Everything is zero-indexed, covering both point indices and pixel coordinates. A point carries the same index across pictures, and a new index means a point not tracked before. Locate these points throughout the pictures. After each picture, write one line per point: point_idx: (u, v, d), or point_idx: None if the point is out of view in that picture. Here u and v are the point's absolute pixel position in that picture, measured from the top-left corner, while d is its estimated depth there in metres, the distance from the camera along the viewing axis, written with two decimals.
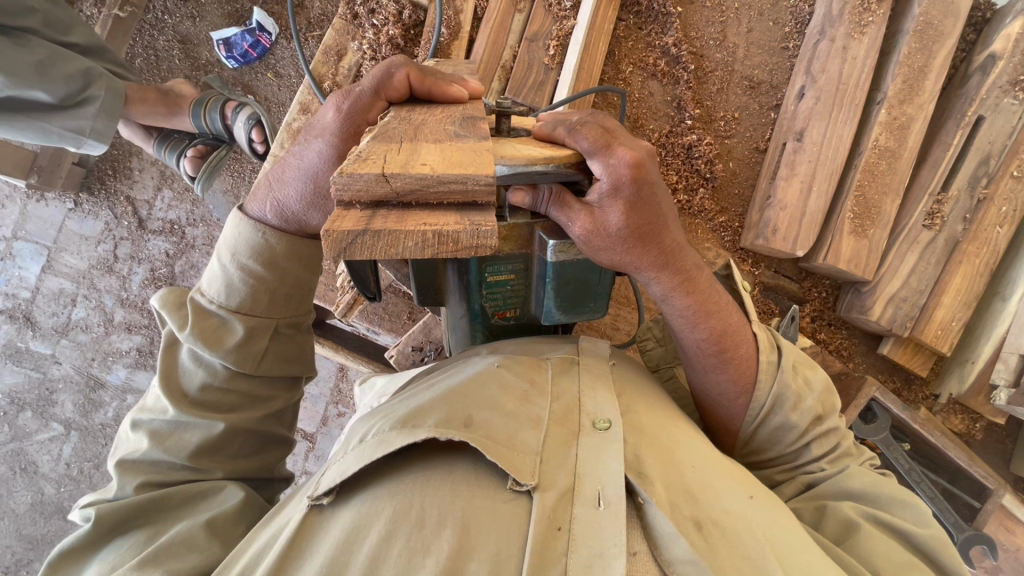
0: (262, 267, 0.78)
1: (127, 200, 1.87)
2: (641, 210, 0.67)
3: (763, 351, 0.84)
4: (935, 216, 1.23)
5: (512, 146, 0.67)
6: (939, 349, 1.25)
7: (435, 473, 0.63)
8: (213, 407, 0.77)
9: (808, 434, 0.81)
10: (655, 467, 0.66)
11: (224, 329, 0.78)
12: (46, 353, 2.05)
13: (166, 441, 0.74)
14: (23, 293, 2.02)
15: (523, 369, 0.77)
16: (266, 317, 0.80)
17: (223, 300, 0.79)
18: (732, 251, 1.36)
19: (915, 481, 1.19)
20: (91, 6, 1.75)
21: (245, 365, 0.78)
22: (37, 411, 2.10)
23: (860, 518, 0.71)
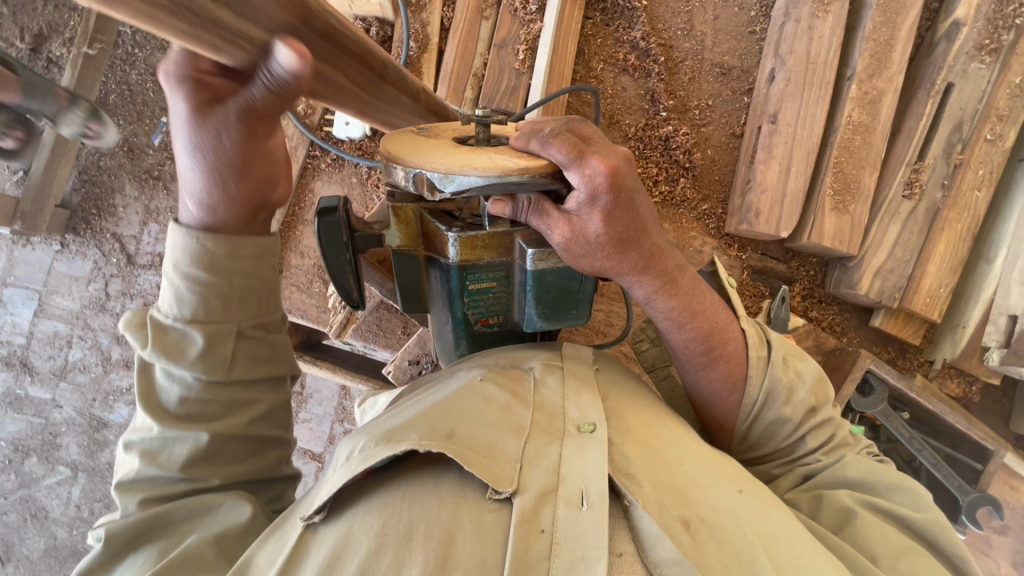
0: (206, 273, 0.73)
1: (114, 237, 1.85)
2: (616, 221, 0.71)
3: (753, 347, 0.84)
4: (914, 185, 1.24)
5: (486, 154, 0.69)
6: (929, 317, 1.27)
7: (424, 489, 0.64)
8: (194, 418, 0.75)
9: (802, 426, 0.83)
10: (641, 468, 0.68)
11: (184, 339, 0.73)
12: (47, 397, 2.05)
13: (158, 458, 0.73)
14: (18, 339, 2.02)
15: (506, 382, 0.78)
16: (225, 322, 0.75)
17: (174, 311, 0.74)
18: (717, 238, 1.36)
19: (917, 449, 1.21)
20: (59, 46, 1.75)
21: (214, 373, 0.75)
22: (42, 456, 2.10)
23: (857, 505, 0.74)
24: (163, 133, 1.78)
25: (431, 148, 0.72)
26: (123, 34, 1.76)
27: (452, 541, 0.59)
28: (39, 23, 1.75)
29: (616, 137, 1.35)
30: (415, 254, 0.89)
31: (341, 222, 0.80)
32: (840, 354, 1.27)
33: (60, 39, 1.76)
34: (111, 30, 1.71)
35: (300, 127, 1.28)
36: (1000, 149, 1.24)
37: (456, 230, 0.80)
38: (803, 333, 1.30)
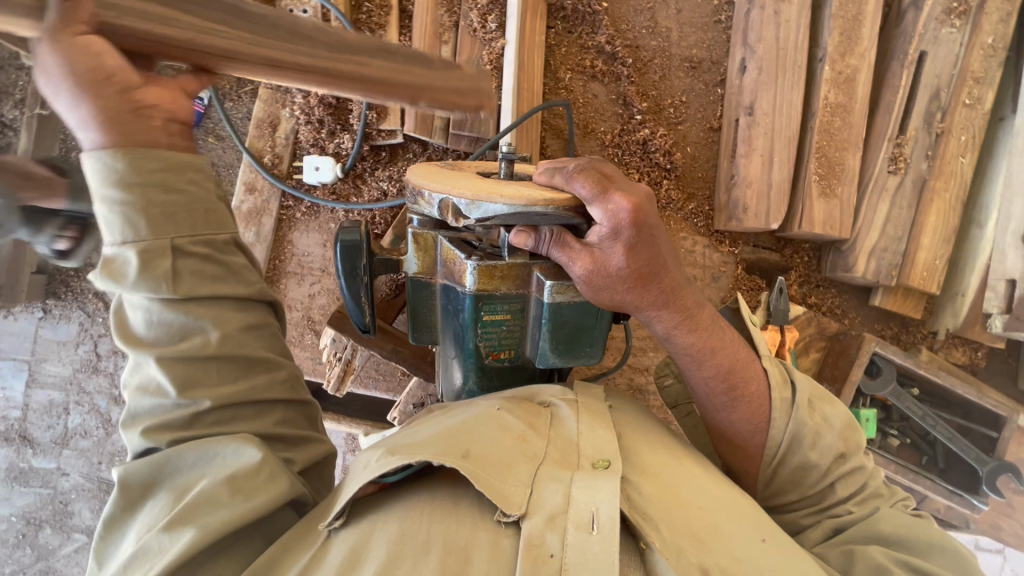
0: (118, 190, 0.59)
1: (96, 296, 1.86)
2: (639, 255, 0.74)
3: (776, 389, 0.86)
4: (899, 159, 1.22)
5: (515, 187, 0.79)
6: (929, 291, 1.25)
7: (437, 518, 0.63)
8: (164, 341, 0.64)
9: (831, 473, 0.85)
10: (657, 508, 0.68)
11: (123, 262, 0.61)
12: (51, 467, 2.01)
13: (147, 387, 0.65)
14: (13, 412, 1.98)
15: (522, 411, 0.77)
16: (156, 239, 0.61)
17: (108, 237, 0.61)
18: (707, 236, 1.33)
19: (931, 425, 1.20)
20: (11, 108, 1.70)
21: (163, 292, 0.62)
22: (55, 526, 2.06)
23: (893, 563, 0.72)
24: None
25: (461, 181, 0.83)
26: None
27: (465, 563, 0.59)
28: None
29: (593, 147, 1.32)
30: (431, 283, 0.88)
31: (362, 245, 0.82)
32: (844, 340, 1.26)
33: (11, 102, 1.70)
34: None
35: (268, 179, 1.23)
36: (980, 113, 1.23)
37: (476, 257, 0.80)
38: (804, 322, 1.30)
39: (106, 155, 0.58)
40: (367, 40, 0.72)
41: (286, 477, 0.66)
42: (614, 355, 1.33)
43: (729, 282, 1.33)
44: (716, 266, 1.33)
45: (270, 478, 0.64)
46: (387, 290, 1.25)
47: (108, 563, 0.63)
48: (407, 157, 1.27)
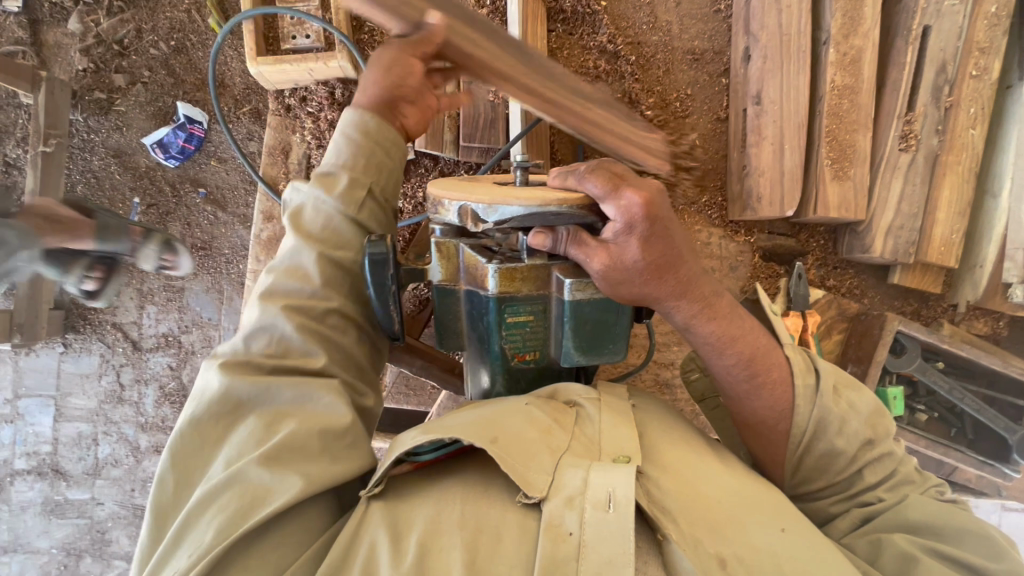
0: (360, 133, 0.84)
1: (113, 327, 1.90)
2: (655, 246, 0.75)
3: (799, 376, 0.87)
4: (909, 136, 1.23)
5: (529, 190, 0.81)
6: (947, 265, 1.26)
7: (466, 501, 0.67)
8: (327, 246, 0.81)
9: (858, 459, 0.86)
10: (675, 502, 0.71)
11: (336, 179, 0.83)
12: (86, 497, 2.05)
13: (294, 282, 0.80)
14: (44, 447, 2.02)
15: (551, 407, 0.78)
16: (361, 173, 0.84)
17: (334, 158, 0.84)
18: (722, 227, 1.34)
19: (960, 398, 1.22)
20: (14, 147, 1.77)
21: (348, 209, 0.82)
22: (95, 554, 2.09)
23: (918, 552, 0.75)
24: (139, 214, 1.79)
25: (479, 187, 0.85)
26: (75, 122, 1.75)
27: (496, 541, 0.63)
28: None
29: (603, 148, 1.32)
30: (456, 290, 0.88)
31: (389, 257, 0.79)
32: (866, 320, 1.26)
33: (13, 140, 1.77)
34: (63, 122, 1.69)
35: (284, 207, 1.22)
36: (988, 83, 1.23)
37: (496, 261, 0.81)
38: (824, 305, 1.32)
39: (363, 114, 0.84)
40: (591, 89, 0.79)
41: (365, 443, 0.75)
42: (639, 352, 1.35)
43: (747, 271, 1.34)
44: (733, 255, 1.34)
45: (354, 437, 0.73)
46: (411, 307, 1.30)
47: (196, 483, 0.69)
48: (420, 172, 1.29)
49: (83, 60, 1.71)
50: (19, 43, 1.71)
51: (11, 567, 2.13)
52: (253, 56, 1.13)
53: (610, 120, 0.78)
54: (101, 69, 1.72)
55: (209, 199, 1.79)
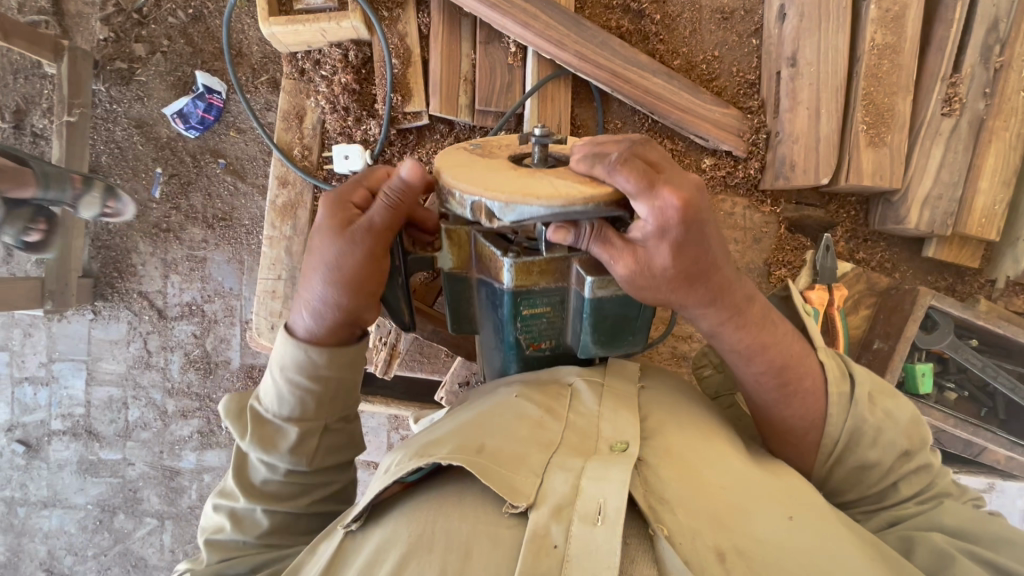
0: (307, 379, 0.79)
1: (141, 295, 1.95)
2: (690, 249, 0.70)
3: (833, 383, 0.85)
4: (953, 100, 1.15)
5: (550, 183, 0.74)
6: (987, 238, 1.19)
7: (448, 503, 0.70)
8: (274, 496, 0.80)
9: (894, 473, 0.84)
10: (678, 491, 0.73)
11: (280, 433, 0.80)
12: (118, 458, 2.14)
13: (239, 523, 0.79)
14: (77, 409, 2.11)
15: (541, 398, 0.82)
16: (315, 418, 0.81)
17: (278, 409, 0.80)
18: (748, 196, 1.27)
19: (993, 376, 1.17)
20: (41, 117, 1.79)
21: (299, 463, 0.80)
22: (128, 511, 2.19)
23: (957, 552, 0.74)
24: (162, 184, 1.82)
25: (493, 173, 0.77)
26: (98, 92, 1.77)
27: (467, 558, 0.64)
28: (14, 99, 1.78)
29: (624, 112, 1.26)
30: (467, 277, 0.87)
31: (397, 249, 0.81)
32: (896, 295, 1.20)
33: (39, 110, 1.80)
34: (86, 91, 1.73)
35: (299, 174, 1.20)
36: None
37: (513, 254, 0.78)
38: (852, 279, 1.26)
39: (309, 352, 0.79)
40: (649, 62, 1.18)
41: None
42: (658, 325, 1.33)
43: (772, 243, 1.28)
44: (758, 227, 1.28)
45: None
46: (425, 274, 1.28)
47: None
48: (435, 138, 1.23)
49: (104, 30, 1.73)
50: (42, 13, 1.73)
51: (50, 522, 2.24)
52: (264, 17, 1.11)
53: (667, 89, 1.19)
54: (121, 38, 1.74)
55: (228, 170, 1.79)
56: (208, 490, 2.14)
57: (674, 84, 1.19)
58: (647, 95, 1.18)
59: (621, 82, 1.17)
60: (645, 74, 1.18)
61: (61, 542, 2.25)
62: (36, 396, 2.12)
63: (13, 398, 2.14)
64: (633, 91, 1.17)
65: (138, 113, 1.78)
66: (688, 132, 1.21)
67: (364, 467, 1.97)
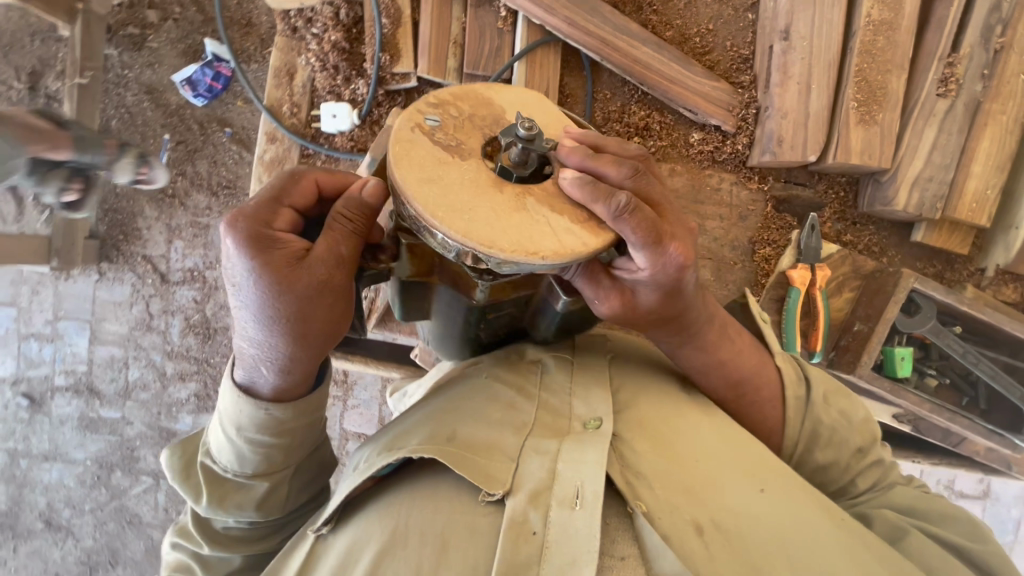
0: (271, 432, 0.76)
1: (144, 259, 2.00)
2: (672, 294, 0.75)
3: (789, 389, 0.86)
4: (950, 80, 1.13)
5: (547, 225, 0.62)
6: (978, 223, 1.17)
7: (422, 493, 0.71)
8: (240, 539, 0.84)
9: (852, 468, 0.83)
10: (651, 466, 0.74)
11: (243, 490, 0.80)
12: (117, 416, 2.19)
13: (210, 565, 0.84)
14: (80, 367, 2.16)
15: (512, 379, 0.83)
16: (279, 467, 0.80)
17: (244, 461, 0.78)
18: (736, 172, 1.26)
19: (974, 363, 1.15)
20: (55, 80, 1.83)
21: (262, 514, 0.82)
22: (125, 469, 2.24)
23: (911, 527, 0.75)
24: (169, 150, 1.83)
25: (476, 201, 0.61)
26: (110, 57, 1.80)
27: (443, 550, 0.66)
28: (30, 60, 1.82)
29: (614, 82, 1.25)
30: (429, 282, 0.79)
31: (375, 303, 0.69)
32: (880, 276, 1.19)
33: (53, 73, 1.83)
34: (97, 55, 1.74)
35: (287, 132, 1.22)
36: None
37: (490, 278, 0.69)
38: (838, 260, 1.23)
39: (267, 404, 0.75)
40: (640, 32, 1.18)
41: None
42: None
43: (759, 222, 1.27)
44: (745, 205, 1.27)
45: None
46: None
47: None
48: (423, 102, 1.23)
49: None
50: None
51: (51, 475, 2.30)
52: None
53: (655, 60, 1.18)
54: (134, 3, 1.78)
55: (234, 139, 1.82)
56: None
57: (663, 56, 1.19)
58: (634, 65, 1.17)
59: (610, 50, 1.17)
60: (634, 44, 1.17)
61: (59, 496, 2.31)
62: (40, 352, 2.18)
63: (19, 353, 2.20)
64: (621, 60, 1.17)
65: (146, 78, 1.81)
66: (677, 105, 1.20)
67: (354, 438, 1.99)
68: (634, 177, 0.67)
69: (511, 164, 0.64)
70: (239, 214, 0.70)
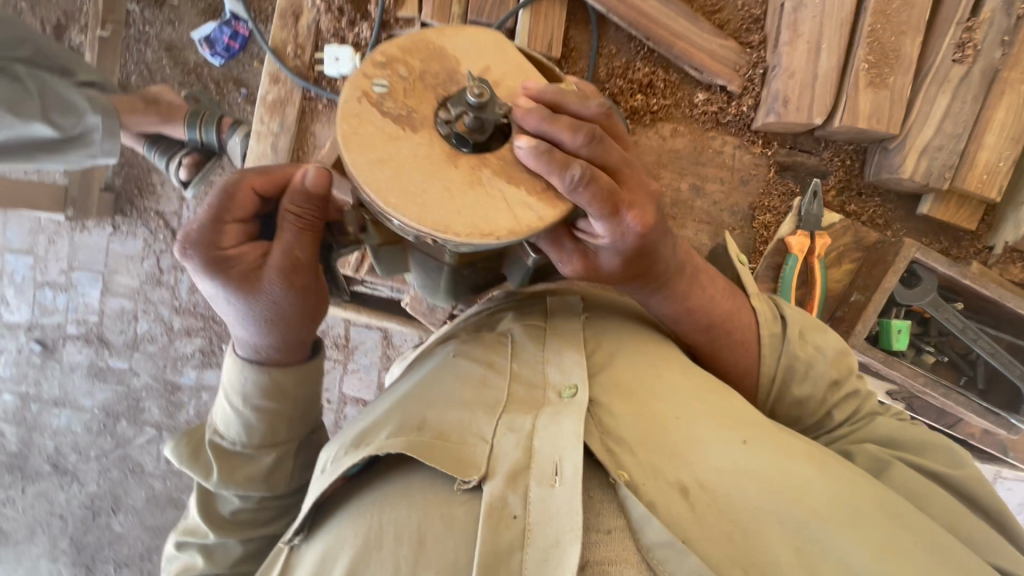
0: (272, 402, 0.83)
1: (157, 215, 2.05)
2: (637, 260, 0.75)
3: (765, 325, 0.88)
4: (967, 45, 1.08)
5: (495, 207, 0.64)
6: (988, 196, 1.13)
7: (395, 491, 0.70)
8: (246, 524, 0.85)
9: (828, 400, 0.85)
10: (631, 430, 0.73)
11: (251, 462, 0.83)
12: (125, 367, 2.24)
13: (213, 555, 0.84)
14: (91, 317, 2.21)
15: (482, 353, 0.84)
16: (286, 440, 0.86)
17: (246, 440, 0.84)
18: (741, 135, 1.23)
19: (972, 339, 1.11)
20: (78, 33, 1.86)
21: (271, 489, 0.85)
22: (130, 419, 2.30)
23: (892, 458, 0.77)
24: None
25: (427, 185, 0.63)
26: (132, 12, 1.82)
27: (421, 544, 0.65)
28: (56, 15, 1.85)
29: (620, 38, 1.23)
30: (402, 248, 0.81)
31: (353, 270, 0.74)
32: (882, 248, 1.16)
33: (77, 27, 1.86)
34: (120, 9, 1.79)
35: (291, 73, 1.23)
36: None
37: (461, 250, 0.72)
38: (839, 230, 1.21)
39: (257, 391, 0.82)
40: None
41: None
42: None
43: (760, 187, 1.25)
44: (747, 169, 1.24)
45: None
46: None
47: None
48: None
49: None
50: None
51: (59, 420, 2.36)
52: None
53: (663, 15, 1.16)
54: None
55: (249, 99, 1.83)
56: (205, 408, 2.23)
57: (672, 10, 1.16)
58: (641, 18, 1.15)
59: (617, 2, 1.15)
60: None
61: (67, 441, 2.37)
62: (54, 300, 2.23)
63: (34, 300, 2.25)
64: (627, 12, 1.15)
65: (165, 35, 1.83)
66: (682, 62, 1.18)
67: (351, 402, 2.02)
68: (591, 144, 0.63)
69: (466, 130, 0.64)
70: (186, 240, 0.72)
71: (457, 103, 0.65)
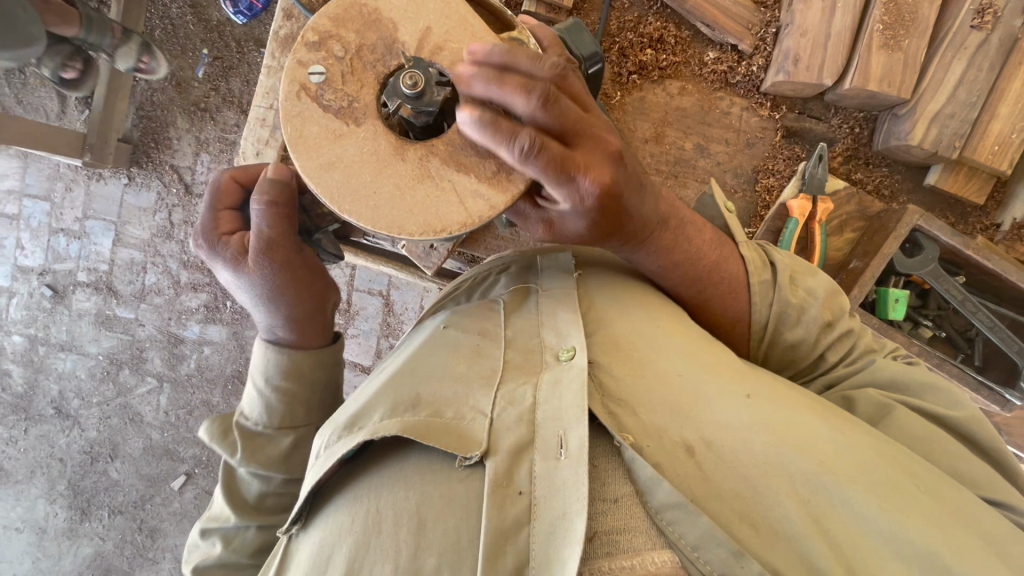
0: (290, 383, 0.88)
1: (171, 168, 2.06)
2: (603, 223, 0.72)
3: (754, 271, 0.89)
4: (986, 11, 1.06)
5: (454, 201, 0.65)
6: (998, 169, 1.11)
7: (392, 472, 0.65)
8: (269, 511, 0.86)
9: (821, 341, 0.85)
10: (626, 381, 0.73)
11: (272, 442, 0.88)
12: (131, 317, 2.28)
13: (232, 542, 0.83)
14: (102, 266, 2.25)
15: (472, 325, 0.82)
16: (307, 424, 0.90)
17: (265, 420, 0.89)
18: (749, 97, 1.22)
19: (971, 313, 1.10)
20: None
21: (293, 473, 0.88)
22: (133, 368, 2.34)
23: (894, 403, 0.76)
24: (205, 65, 1.90)
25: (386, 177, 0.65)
26: None
27: (421, 526, 0.60)
28: None
29: None
30: None
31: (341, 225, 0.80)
32: (884, 218, 1.15)
33: None
34: None
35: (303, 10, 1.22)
36: None
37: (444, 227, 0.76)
38: (844, 198, 1.18)
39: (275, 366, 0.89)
40: None
41: None
42: None
43: (766, 151, 1.23)
44: (754, 131, 1.23)
45: None
46: None
47: None
48: None
49: None
50: None
51: (65, 364, 2.40)
52: None
53: None
54: None
55: None
56: (206, 362, 2.26)
57: None
58: None
59: None
60: None
61: (71, 386, 2.41)
62: (67, 247, 2.26)
63: (48, 246, 2.28)
64: None
65: None
66: (694, 17, 1.17)
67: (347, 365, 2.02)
68: (544, 107, 0.61)
69: (411, 117, 0.65)
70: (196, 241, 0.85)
71: (394, 86, 0.64)
